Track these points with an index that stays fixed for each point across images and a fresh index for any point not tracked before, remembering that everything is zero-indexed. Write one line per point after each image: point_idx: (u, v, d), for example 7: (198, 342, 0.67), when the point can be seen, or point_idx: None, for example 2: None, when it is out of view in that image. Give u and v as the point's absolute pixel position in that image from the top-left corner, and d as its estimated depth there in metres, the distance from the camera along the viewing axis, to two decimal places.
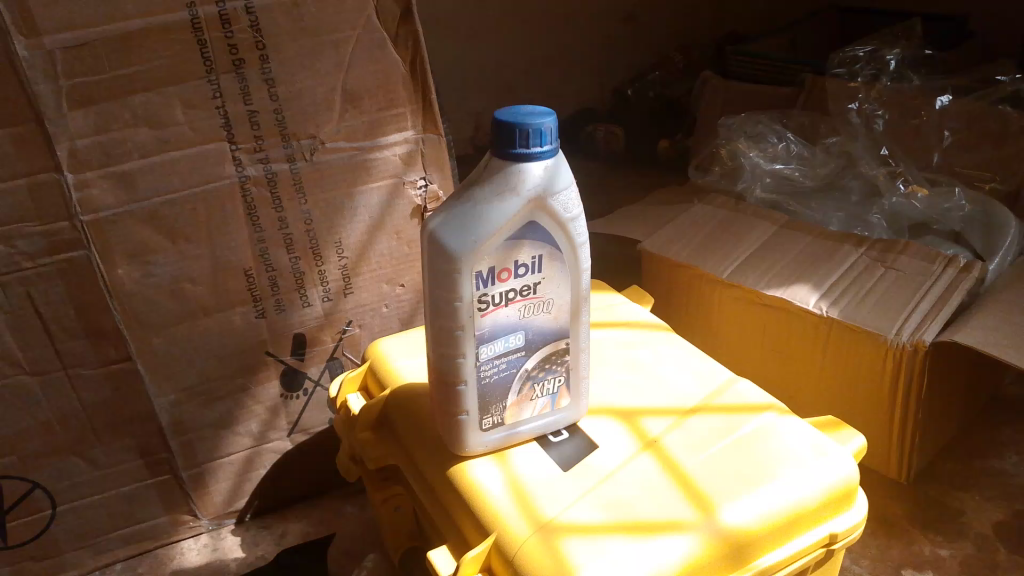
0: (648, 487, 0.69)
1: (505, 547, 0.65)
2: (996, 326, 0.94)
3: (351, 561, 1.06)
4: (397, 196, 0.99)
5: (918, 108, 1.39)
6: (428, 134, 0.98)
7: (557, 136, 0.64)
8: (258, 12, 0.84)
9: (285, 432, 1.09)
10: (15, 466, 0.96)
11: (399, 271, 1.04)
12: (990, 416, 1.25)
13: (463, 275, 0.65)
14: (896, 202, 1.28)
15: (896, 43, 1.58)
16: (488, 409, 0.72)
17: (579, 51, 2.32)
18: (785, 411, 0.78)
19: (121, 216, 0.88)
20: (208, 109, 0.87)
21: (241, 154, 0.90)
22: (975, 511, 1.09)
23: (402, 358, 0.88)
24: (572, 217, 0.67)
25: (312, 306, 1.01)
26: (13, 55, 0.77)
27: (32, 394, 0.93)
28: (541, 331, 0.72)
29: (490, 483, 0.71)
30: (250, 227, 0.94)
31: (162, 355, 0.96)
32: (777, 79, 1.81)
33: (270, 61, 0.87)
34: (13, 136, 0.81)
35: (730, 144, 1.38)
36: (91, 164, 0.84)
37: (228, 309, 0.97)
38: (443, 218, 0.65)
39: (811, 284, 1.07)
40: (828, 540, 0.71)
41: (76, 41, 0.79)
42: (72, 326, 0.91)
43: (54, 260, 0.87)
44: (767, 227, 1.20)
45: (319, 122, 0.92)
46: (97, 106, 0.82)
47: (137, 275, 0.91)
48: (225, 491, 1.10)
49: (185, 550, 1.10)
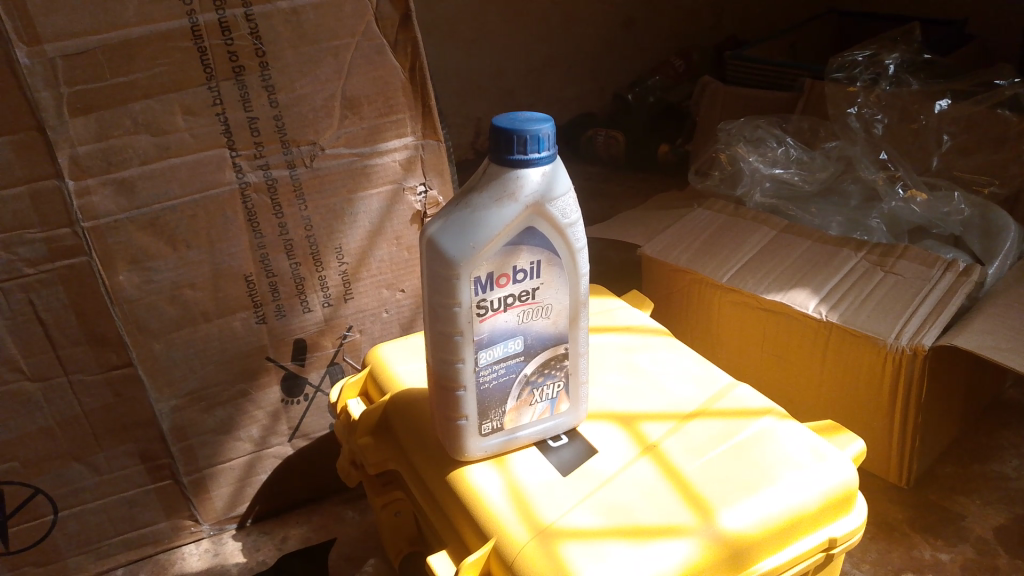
0: (648, 492, 0.69)
1: (505, 552, 0.65)
2: (996, 330, 0.94)
3: (352, 566, 1.06)
4: (397, 202, 1.00)
5: (916, 113, 1.41)
6: (427, 140, 0.98)
7: (555, 142, 0.64)
8: (258, 19, 0.85)
9: (286, 438, 1.09)
10: (17, 472, 0.96)
11: (399, 276, 1.04)
12: (991, 419, 1.25)
13: (462, 281, 0.65)
14: (895, 206, 1.28)
15: (894, 47, 1.58)
16: (488, 414, 0.73)
17: (579, 56, 2.33)
18: (784, 415, 0.78)
19: (121, 222, 0.88)
20: (208, 116, 0.87)
21: (241, 160, 0.90)
22: (976, 515, 1.09)
23: (402, 363, 0.88)
24: (571, 222, 0.67)
25: (312, 311, 1.02)
26: (14, 64, 0.78)
27: (34, 400, 0.93)
28: (541, 336, 0.72)
29: (490, 488, 0.71)
30: (251, 233, 0.94)
31: (162, 361, 0.97)
32: (777, 83, 1.82)
33: (270, 67, 0.87)
34: (15, 143, 0.81)
35: (730, 148, 1.38)
36: (92, 171, 0.85)
37: (229, 315, 0.97)
38: (442, 224, 0.65)
39: (810, 289, 1.07)
40: (828, 545, 0.71)
41: (77, 49, 0.79)
42: (73, 332, 0.92)
43: (55, 266, 0.88)
44: (766, 232, 1.20)
45: (319, 129, 0.92)
46: (98, 113, 0.83)
47: (138, 281, 0.92)
48: (226, 496, 1.10)
49: (186, 556, 1.10)
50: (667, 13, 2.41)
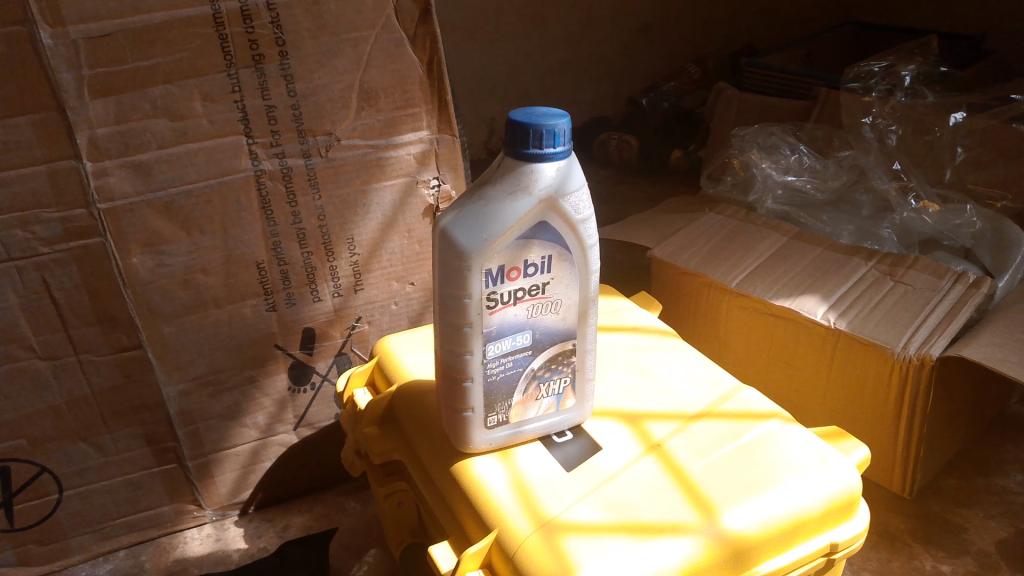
0: (651, 489, 0.69)
1: (506, 544, 0.66)
2: (1004, 343, 0.93)
3: (352, 557, 1.06)
4: (411, 195, 1.00)
5: (931, 125, 1.41)
6: (442, 135, 0.99)
7: (571, 138, 0.64)
8: (279, 9, 0.85)
9: (291, 426, 1.10)
10: (24, 450, 0.97)
11: (409, 270, 1.05)
12: (997, 433, 1.24)
13: (472, 272, 0.66)
14: (907, 216, 1.28)
15: (911, 59, 1.59)
16: (494, 406, 0.73)
17: (596, 59, 2.33)
18: (789, 420, 0.78)
19: (137, 205, 0.89)
20: (227, 103, 0.88)
21: (257, 148, 0.91)
22: (978, 528, 1.08)
23: (409, 354, 0.89)
24: (583, 218, 0.67)
25: (322, 301, 1.02)
26: (37, 43, 0.79)
27: (44, 378, 0.94)
28: (549, 331, 0.73)
29: (494, 481, 0.71)
30: (264, 221, 0.95)
31: (172, 343, 0.97)
32: (790, 92, 1.83)
33: (290, 57, 0.88)
34: (35, 123, 0.82)
35: (743, 154, 1.38)
36: (110, 153, 0.86)
37: (239, 302, 0.98)
38: (455, 216, 0.66)
39: (819, 296, 1.07)
40: (829, 550, 0.71)
41: (100, 31, 0.80)
42: (86, 313, 0.93)
43: (70, 246, 0.89)
44: (777, 238, 1.20)
45: (335, 119, 0.93)
46: (118, 96, 0.84)
47: (151, 264, 0.92)
48: (229, 482, 1.11)
49: (188, 540, 1.10)
50: (683, 19, 2.41)
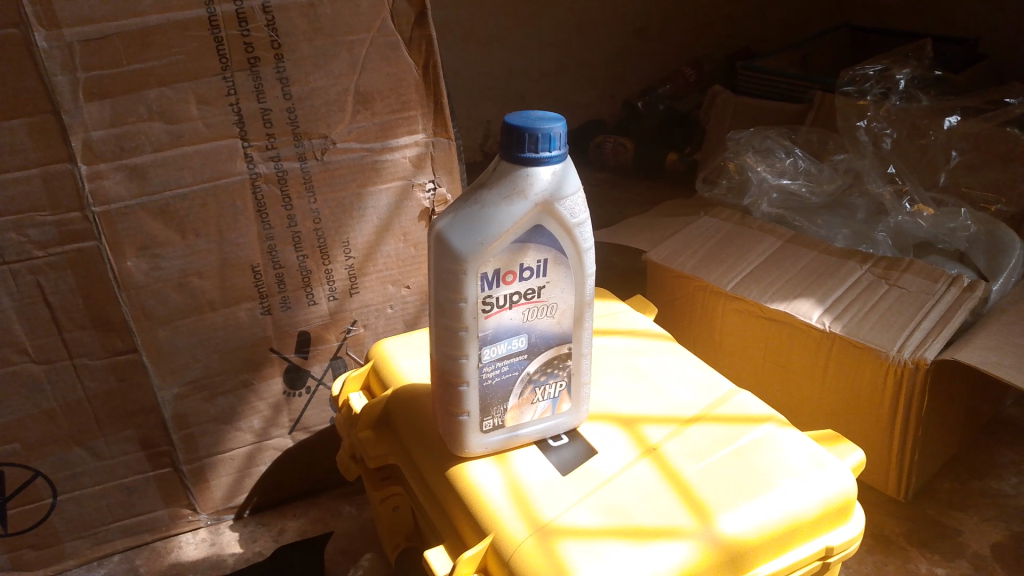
0: (648, 492, 0.69)
1: (502, 548, 0.66)
2: (998, 346, 0.94)
3: (347, 561, 1.06)
4: (406, 198, 1.00)
5: (926, 128, 1.41)
6: (438, 138, 0.98)
7: (567, 142, 0.64)
8: (275, 12, 0.85)
9: (287, 430, 1.09)
10: (18, 454, 0.97)
11: (405, 273, 1.05)
12: (991, 436, 1.25)
13: (468, 276, 0.66)
14: (902, 219, 1.28)
15: (906, 63, 1.60)
16: (489, 410, 0.73)
17: (592, 62, 2.34)
18: (785, 423, 0.78)
19: (132, 208, 0.89)
20: (222, 106, 0.88)
21: (253, 151, 0.91)
22: (972, 531, 1.09)
23: (405, 358, 0.89)
24: (579, 222, 0.67)
25: (318, 304, 1.02)
26: (33, 46, 0.79)
27: (38, 382, 0.94)
28: (544, 334, 0.73)
29: (490, 484, 0.71)
30: (260, 224, 0.95)
31: (167, 347, 0.97)
32: (786, 95, 1.83)
33: (285, 60, 0.88)
34: (30, 126, 0.82)
35: (738, 157, 1.39)
36: (105, 156, 0.85)
37: (235, 305, 0.98)
38: (450, 220, 0.66)
39: (814, 299, 1.08)
40: (824, 553, 0.71)
41: (95, 34, 0.80)
42: (80, 316, 0.92)
43: (64, 250, 0.88)
44: (772, 242, 1.21)
45: (331, 122, 0.93)
46: (113, 99, 0.83)
47: (146, 267, 0.92)
48: (224, 486, 1.10)
49: (183, 544, 1.10)
50: (679, 22, 2.41)
